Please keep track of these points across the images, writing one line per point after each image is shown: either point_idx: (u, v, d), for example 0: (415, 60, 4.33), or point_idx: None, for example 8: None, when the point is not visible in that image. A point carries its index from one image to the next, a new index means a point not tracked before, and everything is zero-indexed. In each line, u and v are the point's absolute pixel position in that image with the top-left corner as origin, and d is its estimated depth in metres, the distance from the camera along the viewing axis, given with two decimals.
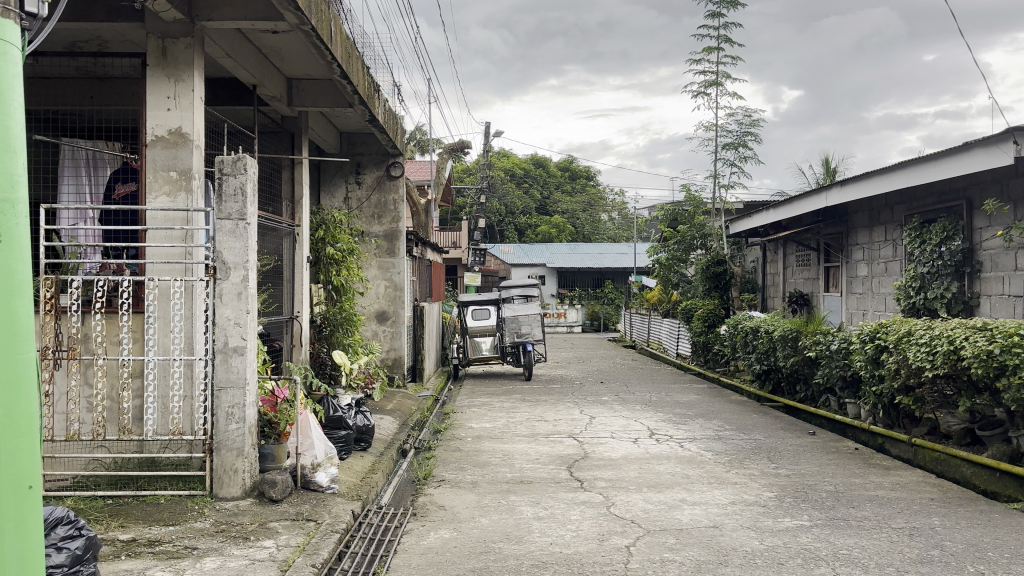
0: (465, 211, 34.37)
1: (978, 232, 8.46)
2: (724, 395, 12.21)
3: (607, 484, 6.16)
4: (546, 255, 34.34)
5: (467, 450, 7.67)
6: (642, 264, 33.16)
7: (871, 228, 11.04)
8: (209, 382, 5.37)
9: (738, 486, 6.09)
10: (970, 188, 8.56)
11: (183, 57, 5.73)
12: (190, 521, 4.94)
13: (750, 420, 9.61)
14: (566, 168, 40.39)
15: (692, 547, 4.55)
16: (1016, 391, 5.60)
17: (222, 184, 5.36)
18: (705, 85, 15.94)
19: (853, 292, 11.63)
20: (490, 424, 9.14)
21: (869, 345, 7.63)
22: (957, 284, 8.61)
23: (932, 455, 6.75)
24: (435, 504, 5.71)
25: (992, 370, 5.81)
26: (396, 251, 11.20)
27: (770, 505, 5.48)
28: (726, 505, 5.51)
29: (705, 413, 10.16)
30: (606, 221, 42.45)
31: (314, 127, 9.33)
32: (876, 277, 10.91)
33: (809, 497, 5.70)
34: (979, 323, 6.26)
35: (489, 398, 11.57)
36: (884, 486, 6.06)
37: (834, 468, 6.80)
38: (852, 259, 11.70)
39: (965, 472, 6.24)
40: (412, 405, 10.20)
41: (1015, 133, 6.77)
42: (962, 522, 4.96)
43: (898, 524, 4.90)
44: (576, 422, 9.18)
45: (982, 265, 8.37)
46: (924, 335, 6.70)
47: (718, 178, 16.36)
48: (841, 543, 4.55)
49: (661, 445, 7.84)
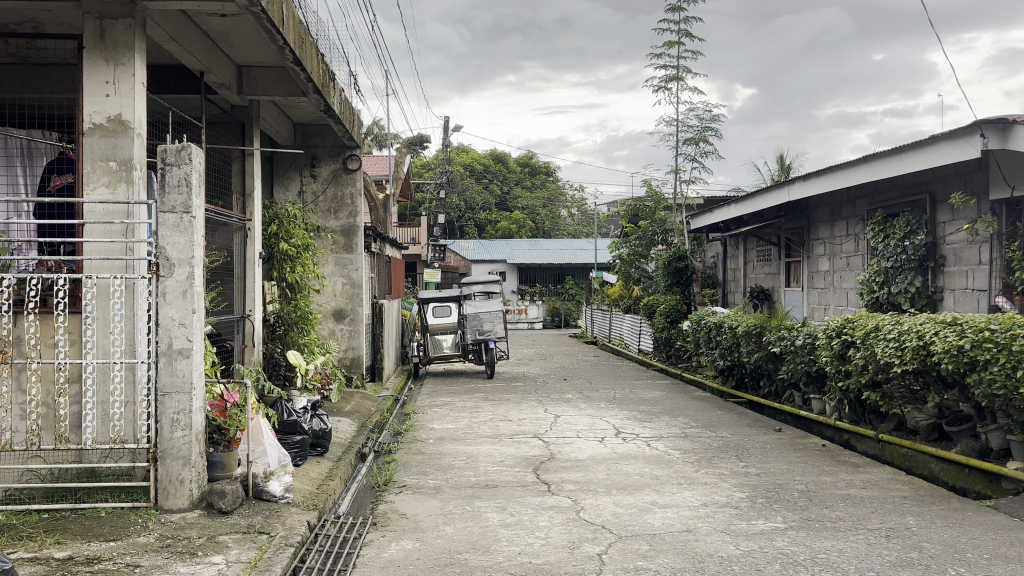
0: (425, 207, 33.96)
1: (941, 226, 8.48)
2: (687, 391, 12.13)
3: (575, 487, 5.96)
4: (506, 251, 34.13)
5: (429, 453, 7.40)
6: (602, 260, 33.16)
7: (832, 223, 11.05)
8: (152, 387, 5.02)
9: (708, 486, 5.93)
10: (933, 182, 8.57)
11: (122, 39, 5.34)
12: (133, 536, 4.59)
13: (715, 417, 9.53)
14: (526, 164, 40.26)
15: (666, 554, 4.37)
16: (987, 387, 5.57)
17: (165, 174, 5.00)
18: (666, 80, 15.88)
19: (814, 287, 11.66)
20: (453, 425, 8.87)
21: (835, 340, 7.55)
22: (921, 278, 8.63)
23: (899, 451, 6.71)
24: (396, 512, 5.43)
25: (962, 365, 5.76)
26: (354, 247, 10.86)
27: (742, 506, 5.33)
28: (697, 507, 5.35)
29: (670, 410, 10.04)
30: (565, 218, 42.44)
31: (266, 117, 8.95)
32: (837, 272, 10.93)
33: (780, 497, 5.57)
34: (948, 317, 6.21)
35: (451, 397, 11.30)
36: (854, 485, 5.97)
37: (803, 466, 6.70)
38: (812, 254, 11.72)
39: (933, 468, 6.20)
40: (371, 406, 9.89)
41: (981, 126, 6.71)
42: (937, 522, 4.87)
43: (873, 525, 4.79)
44: (541, 421, 8.97)
45: (946, 259, 8.40)
46: (892, 331, 6.64)
47: (679, 173, 16.33)
48: (818, 546, 4.41)
49: (628, 444, 7.68)
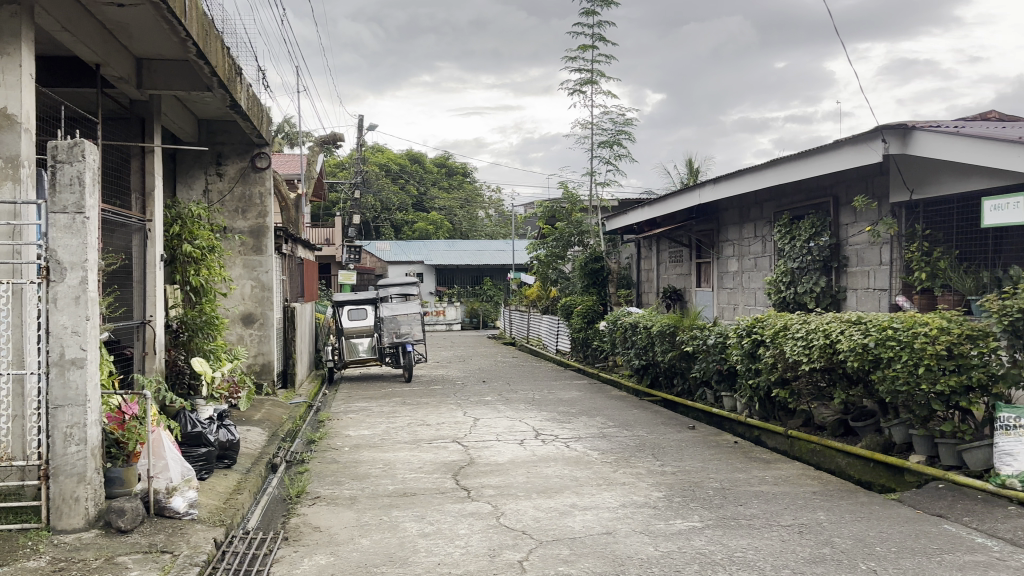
0: (339, 207, 33.27)
1: (844, 228, 8.83)
2: (604, 391, 12.24)
3: (495, 492, 5.88)
4: (423, 252, 33.80)
5: (344, 461, 7.17)
6: (519, 261, 33.26)
7: (741, 225, 11.37)
8: (43, 399, 4.63)
9: (627, 487, 5.95)
10: (836, 186, 8.91)
11: (6, 26, 4.93)
12: (21, 560, 4.21)
13: (631, 416, 9.63)
14: (442, 164, 40.02)
15: (587, 558, 4.34)
16: (890, 383, 5.81)
17: (55, 172, 4.63)
18: (581, 82, 16.03)
19: (723, 287, 11.97)
20: (369, 431, 8.65)
21: (746, 339, 7.73)
22: (825, 279, 8.98)
23: (807, 446, 6.95)
24: (309, 525, 5.21)
25: (867, 362, 6.00)
26: (264, 249, 10.48)
27: (660, 506, 5.37)
28: (617, 508, 5.35)
29: (588, 410, 10.09)
30: (482, 219, 42.40)
31: (168, 113, 8.49)
32: (746, 272, 11.25)
33: (697, 496, 5.65)
34: (852, 316, 6.45)
35: (367, 402, 11.03)
36: (766, 481, 6.11)
37: (717, 463, 6.82)
38: (722, 255, 12.03)
39: (840, 462, 6.46)
40: (283, 414, 9.53)
41: (883, 131, 6.98)
42: (846, 516, 5.03)
43: (786, 521, 4.90)
44: (459, 425, 8.85)
45: (848, 260, 8.76)
46: (800, 329, 6.85)
47: (594, 175, 16.51)
48: (734, 544, 4.47)
49: (547, 446, 7.65)
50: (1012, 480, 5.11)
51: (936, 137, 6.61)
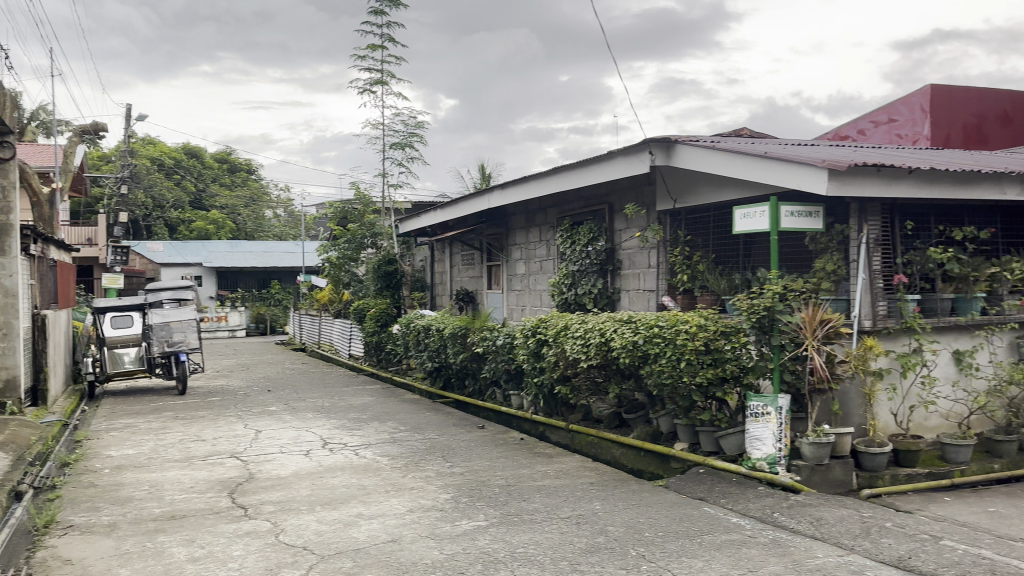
0: (104, 204, 30.19)
1: (618, 233, 9.44)
2: (396, 394, 12.13)
3: (276, 507, 5.57)
4: (203, 253, 31.59)
5: (103, 486, 6.45)
6: (310, 263, 32.15)
7: (527, 229, 11.78)
8: None
9: (414, 492, 5.90)
10: (610, 194, 9.50)
11: None
12: None
13: (422, 419, 9.61)
14: (225, 161, 37.70)
15: (371, 569, 4.22)
16: (657, 377, 6.27)
17: None
18: (370, 83, 15.79)
19: (512, 289, 12.33)
20: (135, 450, 7.86)
21: (530, 339, 7.99)
22: (602, 280, 9.53)
23: (586, 439, 7.34)
24: (57, 559, 4.61)
25: (637, 358, 6.44)
26: (6, 249, 9.22)
27: (446, 508, 5.38)
28: (403, 514, 5.28)
29: (379, 415, 9.94)
30: (270, 219, 40.51)
31: None
32: (532, 274, 11.67)
33: (483, 495, 5.73)
34: (624, 316, 6.89)
35: (134, 418, 10.05)
36: (549, 476, 6.35)
37: (503, 461, 6.98)
38: (510, 258, 12.39)
39: (615, 453, 6.90)
40: (29, 435, 8.36)
41: (650, 144, 7.50)
42: (619, 504, 5.36)
43: (566, 513, 5.11)
44: (240, 439, 8.32)
45: (621, 263, 9.38)
46: (578, 329, 7.20)
47: (386, 177, 16.32)
48: (516, 541, 4.57)
49: (334, 455, 7.41)
50: (762, 462, 5.74)
51: (694, 150, 7.18)
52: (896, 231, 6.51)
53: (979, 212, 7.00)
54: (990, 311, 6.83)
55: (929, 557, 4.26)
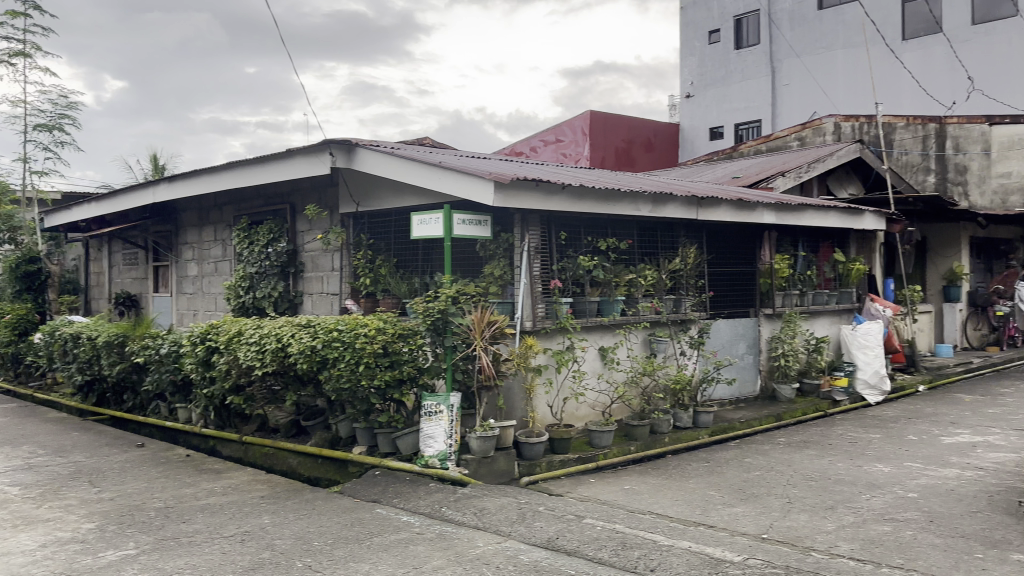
0: None
1: (300, 235, 9.18)
2: (36, 414, 10.46)
3: None
4: None
5: None
6: None
7: (201, 228, 10.94)
8: None
9: (49, 524, 5.12)
10: (292, 193, 9.20)
11: None
12: None
13: (68, 440, 8.41)
14: None
15: None
16: (334, 382, 6.18)
17: None
18: (8, 52, 13.49)
19: (183, 292, 11.36)
20: None
21: (200, 347, 7.40)
22: (283, 283, 9.20)
23: (262, 451, 7.01)
24: None
25: (314, 363, 6.29)
26: None
27: (88, 540, 4.75)
28: (31, 552, 4.55)
29: (11, 439, 8.49)
30: None
31: None
32: (206, 276, 10.85)
33: (136, 520, 5.17)
34: (303, 320, 6.71)
35: None
36: (216, 492, 5.94)
37: (164, 481, 6.38)
38: (182, 258, 11.40)
39: (291, 462, 6.68)
40: None
41: (330, 145, 7.39)
42: (289, 515, 5.20)
43: (230, 531, 4.82)
44: None
45: (304, 266, 9.14)
46: (253, 335, 6.85)
47: (28, 162, 14.06)
48: (170, 567, 4.20)
49: None
50: (433, 460, 5.95)
51: (374, 155, 7.21)
52: (553, 241, 7.20)
53: (621, 226, 7.94)
54: (629, 312, 7.83)
55: (573, 536, 4.74)
